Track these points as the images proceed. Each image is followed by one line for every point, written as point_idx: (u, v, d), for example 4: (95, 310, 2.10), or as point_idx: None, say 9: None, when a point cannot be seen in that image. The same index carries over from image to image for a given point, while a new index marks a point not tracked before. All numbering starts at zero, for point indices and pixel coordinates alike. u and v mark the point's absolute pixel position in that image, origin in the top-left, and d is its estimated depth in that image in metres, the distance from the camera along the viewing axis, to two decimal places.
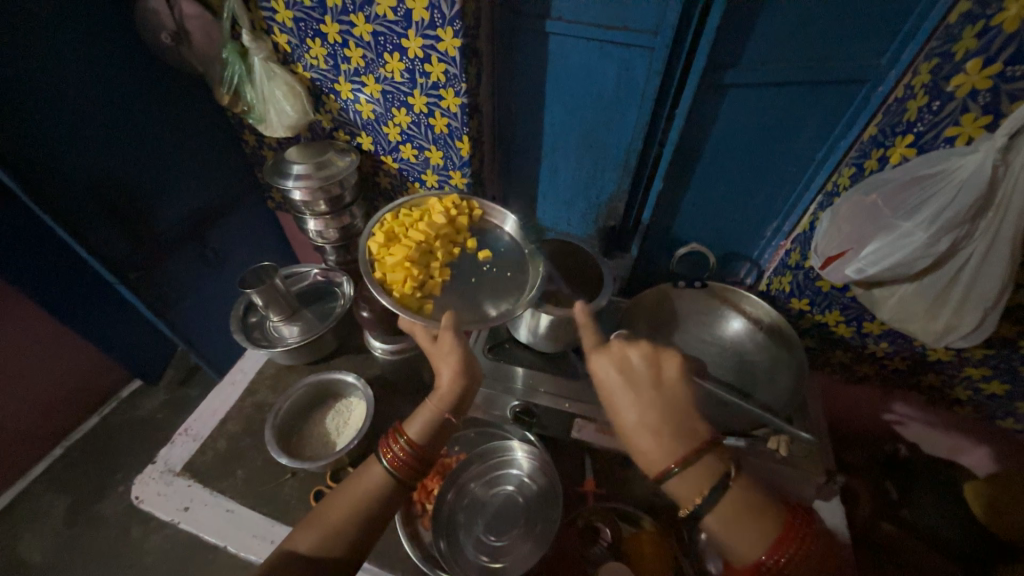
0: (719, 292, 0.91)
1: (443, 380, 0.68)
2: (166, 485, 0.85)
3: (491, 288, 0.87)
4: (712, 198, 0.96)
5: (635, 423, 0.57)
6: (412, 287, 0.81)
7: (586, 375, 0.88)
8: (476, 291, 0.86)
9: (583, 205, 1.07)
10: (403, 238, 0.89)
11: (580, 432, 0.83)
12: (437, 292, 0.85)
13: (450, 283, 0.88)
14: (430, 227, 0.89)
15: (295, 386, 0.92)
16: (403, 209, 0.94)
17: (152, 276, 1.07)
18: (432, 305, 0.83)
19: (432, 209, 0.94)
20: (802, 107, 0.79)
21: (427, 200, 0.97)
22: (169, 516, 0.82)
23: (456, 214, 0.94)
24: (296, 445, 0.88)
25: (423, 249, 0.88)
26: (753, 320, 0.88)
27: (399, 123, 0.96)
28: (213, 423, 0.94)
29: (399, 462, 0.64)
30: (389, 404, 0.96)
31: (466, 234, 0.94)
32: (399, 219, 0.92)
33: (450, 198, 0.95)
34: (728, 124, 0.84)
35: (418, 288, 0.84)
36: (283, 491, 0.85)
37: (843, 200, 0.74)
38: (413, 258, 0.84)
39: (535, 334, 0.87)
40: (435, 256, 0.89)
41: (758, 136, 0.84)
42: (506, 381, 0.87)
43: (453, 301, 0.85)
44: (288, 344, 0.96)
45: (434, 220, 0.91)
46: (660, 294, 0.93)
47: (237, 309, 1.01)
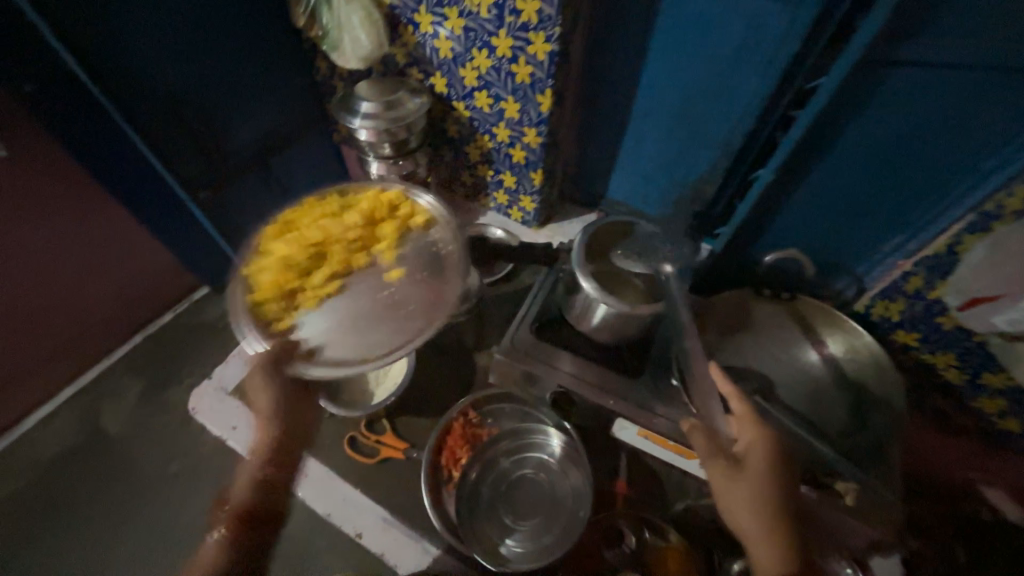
0: (808, 310, 0.80)
1: (257, 437, 0.71)
2: (219, 402, 0.91)
3: (375, 319, 0.69)
4: (826, 200, 0.82)
5: (757, 512, 0.62)
6: (280, 296, 0.71)
7: (638, 374, 0.81)
8: (358, 318, 0.69)
9: (665, 183, 0.97)
10: (300, 232, 0.77)
11: (619, 431, 0.80)
12: (310, 306, 0.71)
13: (334, 297, 0.72)
14: (333, 226, 0.77)
15: None
16: (319, 196, 0.82)
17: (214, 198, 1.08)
18: (293, 321, 0.70)
19: (357, 204, 0.80)
20: (983, 104, 0.63)
21: (368, 189, 0.83)
22: (219, 431, 0.88)
23: (379, 216, 0.79)
24: (337, 389, 0.89)
25: (318, 252, 0.75)
26: (844, 349, 0.77)
27: (478, 66, 0.87)
28: None
29: (228, 530, 0.70)
30: (430, 362, 0.95)
31: (385, 239, 0.78)
32: (306, 209, 0.81)
33: (390, 193, 0.81)
34: (877, 112, 0.68)
35: (288, 295, 0.72)
36: (321, 429, 0.88)
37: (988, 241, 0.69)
38: (292, 261, 0.73)
39: (588, 322, 0.81)
40: (328, 261, 0.75)
41: (911, 132, 0.69)
42: (548, 363, 0.82)
43: (328, 322, 0.69)
44: None
45: (345, 221, 0.78)
46: (735, 298, 0.83)
47: None
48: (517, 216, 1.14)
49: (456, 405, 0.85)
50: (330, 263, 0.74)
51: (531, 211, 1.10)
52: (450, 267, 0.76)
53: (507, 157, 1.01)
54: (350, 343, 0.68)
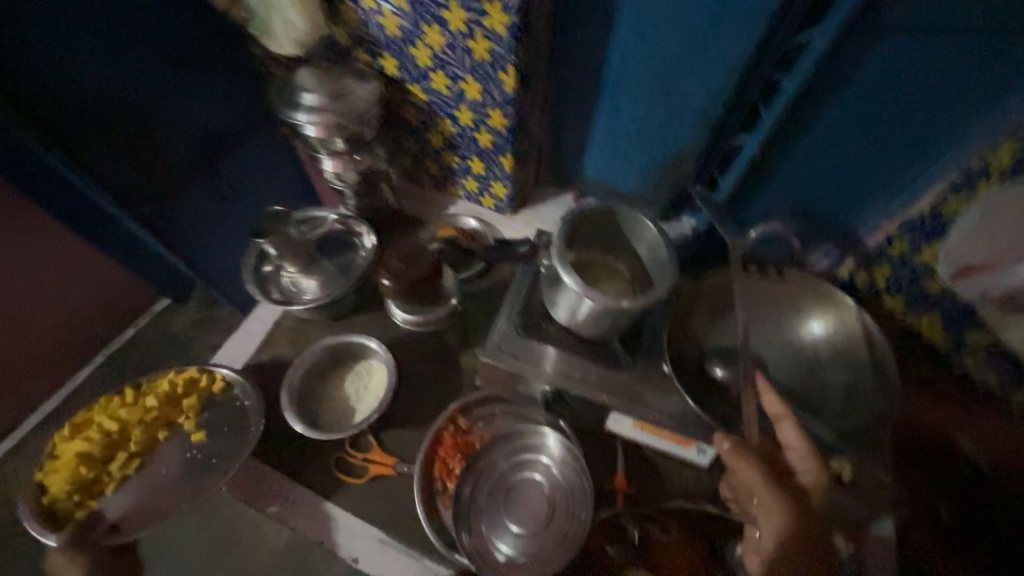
0: (797, 286, 0.79)
1: None
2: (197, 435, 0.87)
3: (183, 488, 0.82)
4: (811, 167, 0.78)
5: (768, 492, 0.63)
6: (71, 488, 0.79)
7: (630, 365, 0.78)
8: (160, 493, 0.82)
9: (643, 159, 0.92)
10: (94, 424, 0.84)
11: (613, 426, 0.79)
12: (108, 492, 0.81)
13: (131, 478, 0.83)
14: (129, 415, 0.84)
15: (314, 346, 0.87)
16: (135, 386, 0.87)
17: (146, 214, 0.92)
18: (96, 505, 0.80)
19: (154, 392, 0.87)
20: (976, 55, 0.59)
21: (166, 374, 0.88)
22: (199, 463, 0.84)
23: (180, 394, 0.87)
24: (312, 410, 0.83)
25: (115, 439, 0.83)
26: (833, 324, 0.76)
27: (430, 44, 0.78)
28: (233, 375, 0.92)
29: None
30: (412, 371, 0.90)
31: (187, 413, 0.86)
32: (132, 396, 0.86)
33: (186, 372, 0.88)
34: (864, 71, 0.64)
35: (82, 488, 0.80)
36: (303, 456, 0.82)
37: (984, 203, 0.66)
38: (92, 454, 0.81)
39: (573, 317, 0.77)
40: (126, 445, 0.84)
41: (901, 91, 0.64)
42: (536, 361, 0.80)
43: (128, 501, 0.81)
44: (305, 301, 0.89)
45: (140, 406, 0.85)
46: (722, 277, 0.81)
47: (248, 258, 0.91)
48: (489, 203, 1.07)
49: (444, 414, 0.82)
50: (121, 456, 0.83)
51: (504, 198, 1.03)
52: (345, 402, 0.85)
53: (473, 142, 0.93)
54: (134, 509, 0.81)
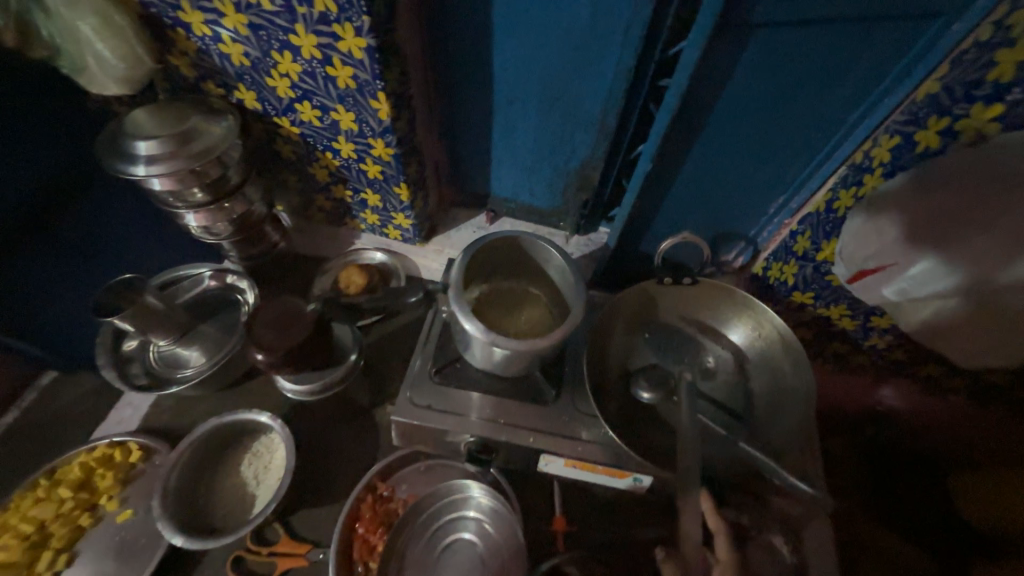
0: (710, 291, 0.75)
1: None
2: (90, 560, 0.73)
3: (120, 567, 0.69)
4: (709, 173, 0.75)
5: None
6: None
7: (555, 400, 0.74)
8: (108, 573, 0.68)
9: (549, 173, 0.88)
10: (6, 528, 0.69)
11: (546, 466, 0.72)
12: None
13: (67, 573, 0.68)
14: (44, 511, 0.70)
15: (196, 430, 0.74)
16: (47, 473, 0.73)
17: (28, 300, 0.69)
18: None
19: (67, 478, 0.73)
20: (843, 53, 0.58)
21: (76, 456, 0.75)
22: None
23: (99, 473, 0.74)
24: (199, 510, 0.70)
25: (35, 537, 0.69)
26: (749, 329, 0.74)
27: (287, 72, 0.68)
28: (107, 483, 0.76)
29: None
30: (322, 434, 0.81)
31: (107, 492, 0.73)
32: (47, 485, 0.72)
33: (97, 450, 0.75)
34: (742, 78, 0.62)
35: None
36: (197, 559, 0.70)
37: (857, 207, 0.66)
38: (12, 563, 0.66)
39: (490, 361, 0.71)
40: (52, 541, 0.69)
41: (780, 94, 0.63)
42: (458, 409, 0.73)
43: None
44: (182, 377, 0.77)
45: (55, 497, 0.71)
46: (638, 294, 0.77)
47: (102, 337, 0.77)
48: (395, 235, 0.98)
49: (360, 483, 0.73)
50: (45, 555, 0.68)
51: (409, 228, 0.95)
52: (249, 487, 0.73)
53: (361, 174, 0.84)
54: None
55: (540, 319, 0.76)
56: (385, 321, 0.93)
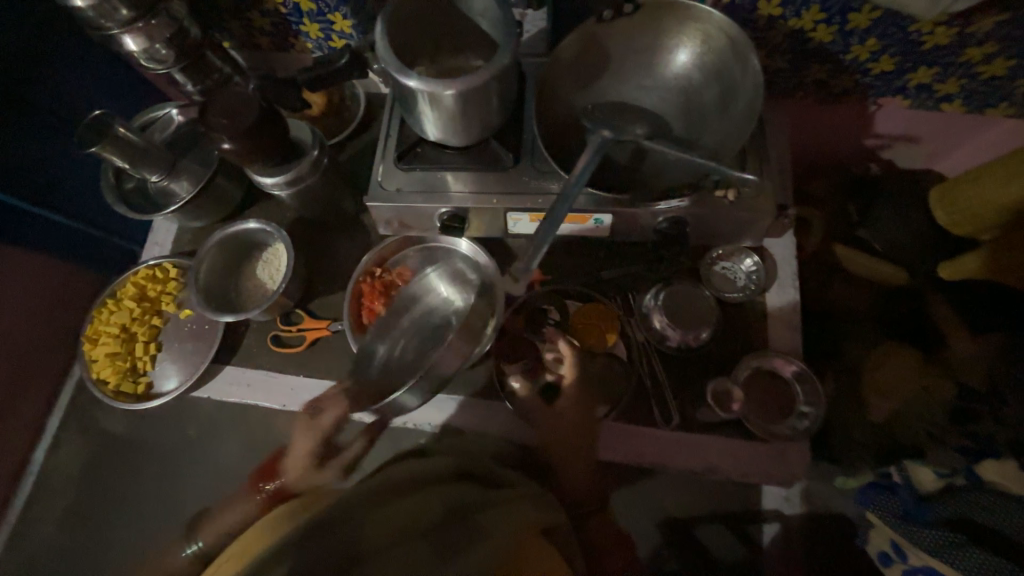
0: (653, 14, 0.69)
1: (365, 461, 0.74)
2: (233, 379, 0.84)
3: (197, 347, 0.86)
4: None
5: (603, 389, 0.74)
6: (121, 376, 0.84)
7: (514, 164, 0.76)
8: (189, 350, 0.86)
9: None
10: (101, 334, 0.87)
11: (515, 226, 0.80)
12: (154, 367, 0.86)
13: (162, 355, 0.87)
14: (122, 317, 0.86)
15: (205, 246, 0.84)
16: (110, 295, 0.89)
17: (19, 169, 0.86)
18: (150, 379, 0.85)
19: (128, 295, 0.88)
20: None
21: (126, 279, 0.89)
22: (238, 395, 0.83)
23: (151, 288, 0.89)
24: (236, 301, 0.85)
25: (127, 335, 0.86)
26: (700, 45, 0.70)
27: None
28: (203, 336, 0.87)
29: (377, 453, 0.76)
30: (320, 240, 0.90)
31: (166, 299, 0.89)
32: (115, 302, 0.88)
33: (141, 272, 0.89)
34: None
35: (133, 374, 0.85)
36: (246, 344, 0.85)
37: None
38: (117, 352, 0.85)
39: (442, 127, 0.72)
40: (139, 336, 0.86)
41: None
42: (430, 187, 0.77)
43: (175, 364, 0.86)
44: (179, 200, 0.84)
45: (125, 307, 0.87)
46: (583, 36, 0.71)
47: (106, 178, 0.85)
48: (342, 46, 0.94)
49: (359, 268, 0.83)
50: (139, 344, 0.85)
51: (352, 32, 0.90)
52: (267, 284, 0.85)
53: None
54: (182, 374, 0.85)
55: None
56: (352, 140, 0.95)
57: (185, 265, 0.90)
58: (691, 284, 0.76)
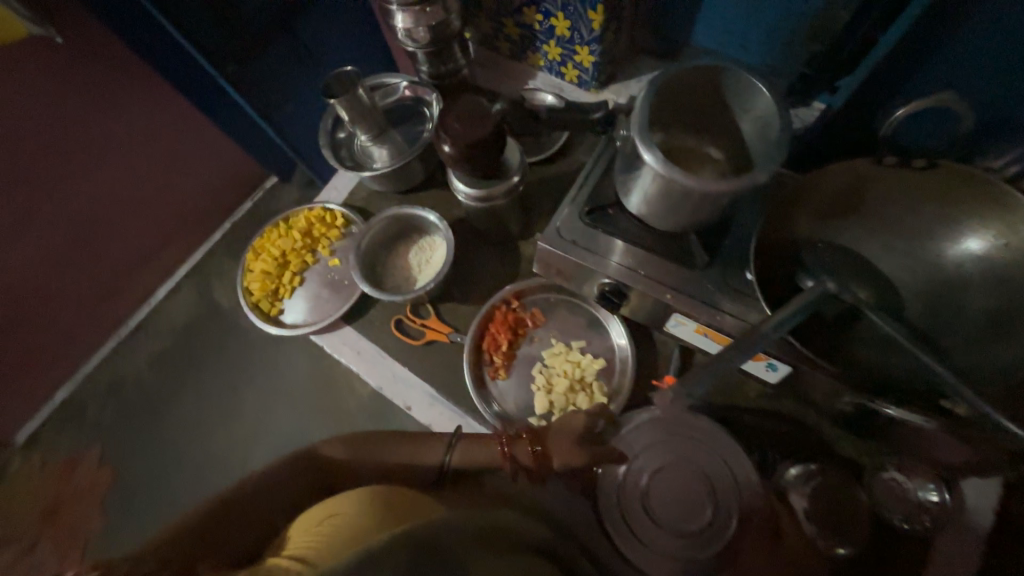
0: (951, 183, 0.58)
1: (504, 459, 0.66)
2: (347, 339, 0.87)
3: (330, 296, 0.92)
4: (1016, 35, 0.55)
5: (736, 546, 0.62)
6: (265, 294, 0.92)
7: (703, 267, 0.70)
8: (322, 295, 0.92)
9: (774, 10, 0.73)
10: (265, 250, 0.96)
11: (674, 327, 0.73)
12: (290, 297, 0.93)
13: (300, 290, 0.94)
14: (285, 244, 0.94)
15: (378, 216, 0.90)
16: (284, 219, 0.98)
17: (270, 82, 0.95)
18: (283, 307, 0.93)
19: (297, 225, 0.96)
20: None
21: (301, 211, 0.97)
22: (345, 356, 0.87)
23: (315, 227, 0.95)
24: (380, 276, 0.88)
25: (282, 260, 0.94)
26: (1000, 240, 0.57)
27: None
28: (337, 291, 0.91)
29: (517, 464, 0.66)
30: (475, 248, 0.90)
31: (323, 242, 0.95)
32: (285, 227, 0.96)
33: (315, 210, 0.96)
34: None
35: (273, 296, 0.93)
36: (372, 316, 0.88)
37: None
38: (270, 272, 0.93)
39: (649, 203, 0.67)
40: (290, 265, 0.94)
41: None
42: (600, 253, 0.73)
43: (306, 303, 0.92)
44: (376, 168, 0.89)
45: (292, 236, 0.95)
46: (846, 171, 0.63)
47: (325, 124, 0.93)
48: (572, 76, 0.94)
49: (498, 294, 0.83)
50: (287, 273, 0.93)
51: (589, 67, 0.90)
52: (413, 273, 0.88)
53: None
54: (308, 315, 0.91)
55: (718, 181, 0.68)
56: (540, 165, 0.93)
57: (351, 218, 0.95)
58: (849, 479, 0.65)
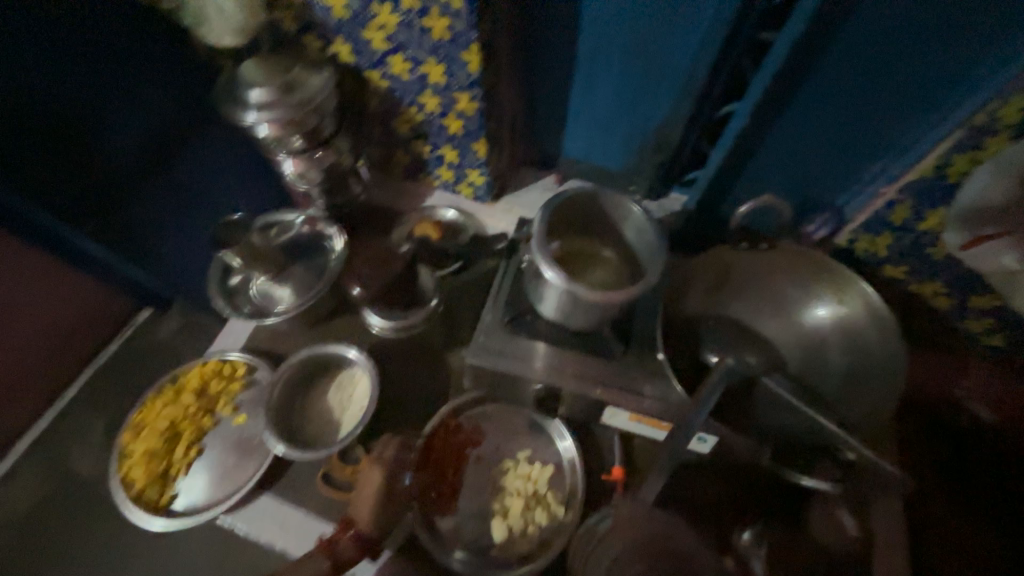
0: (791, 259, 0.73)
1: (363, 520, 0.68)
2: (264, 511, 0.76)
3: (236, 463, 0.79)
4: (796, 146, 0.73)
5: None
6: (151, 479, 0.77)
7: (623, 355, 0.74)
8: (227, 463, 0.79)
9: (625, 131, 0.88)
10: (148, 423, 0.81)
11: (610, 418, 0.75)
12: (184, 475, 0.78)
13: (197, 462, 0.80)
14: (174, 412, 0.81)
15: (287, 361, 0.83)
16: (171, 381, 0.85)
17: (131, 229, 0.77)
18: (176, 489, 0.78)
19: (189, 385, 0.84)
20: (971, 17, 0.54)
21: (192, 369, 0.86)
22: (264, 532, 0.76)
23: (212, 384, 0.84)
24: (297, 428, 0.79)
25: (171, 431, 0.80)
26: (835, 301, 0.71)
27: (384, 25, 0.72)
28: (245, 453, 0.79)
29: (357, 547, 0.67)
30: (400, 372, 0.86)
31: (222, 400, 0.84)
32: (173, 391, 0.84)
33: (209, 364, 0.86)
34: (864, 13, 0.58)
35: (162, 478, 0.78)
36: (297, 471, 0.79)
37: (979, 169, 0.61)
38: (156, 450, 0.79)
39: (562, 311, 0.70)
40: (183, 436, 0.80)
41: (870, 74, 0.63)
42: (528, 360, 0.75)
43: (207, 477, 0.78)
44: (279, 310, 0.83)
45: (182, 400, 0.83)
46: (713, 260, 0.75)
47: (214, 272, 0.86)
48: (468, 192, 1.01)
49: (434, 418, 0.78)
50: (180, 446, 0.79)
51: (482, 186, 0.98)
52: (337, 415, 0.81)
53: (443, 129, 0.86)
54: (210, 492, 0.77)
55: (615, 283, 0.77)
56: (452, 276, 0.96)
57: (255, 365, 0.86)
58: (788, 532, 0.68)
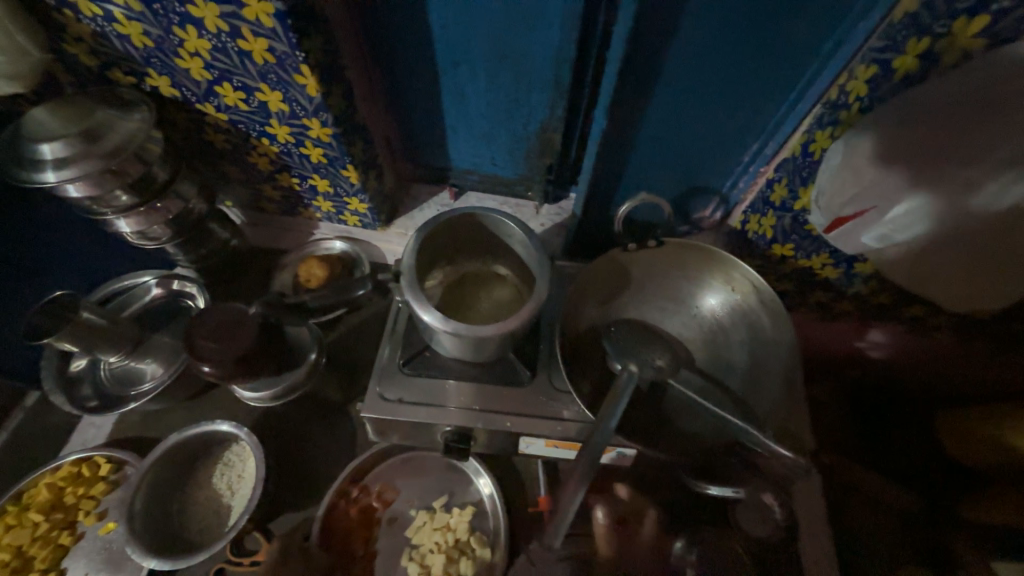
0: (679, 253, 0.70)
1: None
2: None
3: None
4: (672, 134, 0.70)
5: None
6: None
7: (530, 381, 0.69)
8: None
9: (507, 138, 0.83)
10: None
11: (527, 448, 0.69)
12: None
13: None
14: (19, 537, 0.67)
15: (152, 453, 0.70)
16: (11, 499, 0.70)
17: None
18: None
19: (36, 500, 0.69)
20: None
21: (38, 479, 0.71)
22: None
23: (67, 492, 0.70)
24: (179, 528, 0.68)
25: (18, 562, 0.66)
26: (727, 289, 0.70)
27: (197, 52, 0.61)
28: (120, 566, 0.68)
29: None
30: (298, 433, 0.78)
31: (83, 508, 0.70)
32: (15, 511, 0.69)
33: (61, 469, 0.71)
34: None
35: None
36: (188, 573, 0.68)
37: (837, 145, 0.57)
38: None
39: (455, 347, 0.65)
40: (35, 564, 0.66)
41: (726, 60, 0.59)
42: (434, 400, 0.68)
43: None
44: (138, 391, 0.74)
45: (28, 520, 0.68)
46: (605, 266, 0.71)
47: (48, 360, 0.76)
48: (354, 220, 0.93)
49: (332, 489, 0.70)
50: None
51: (367, 212, 0.89)
52: (225, 502, 0.70)
53: (304, 159, 0.77)
54: None
55: (508, 307, 0.71)
56: (351, 313, 0.88)
57: (121, 459, 0.74)
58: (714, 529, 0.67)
